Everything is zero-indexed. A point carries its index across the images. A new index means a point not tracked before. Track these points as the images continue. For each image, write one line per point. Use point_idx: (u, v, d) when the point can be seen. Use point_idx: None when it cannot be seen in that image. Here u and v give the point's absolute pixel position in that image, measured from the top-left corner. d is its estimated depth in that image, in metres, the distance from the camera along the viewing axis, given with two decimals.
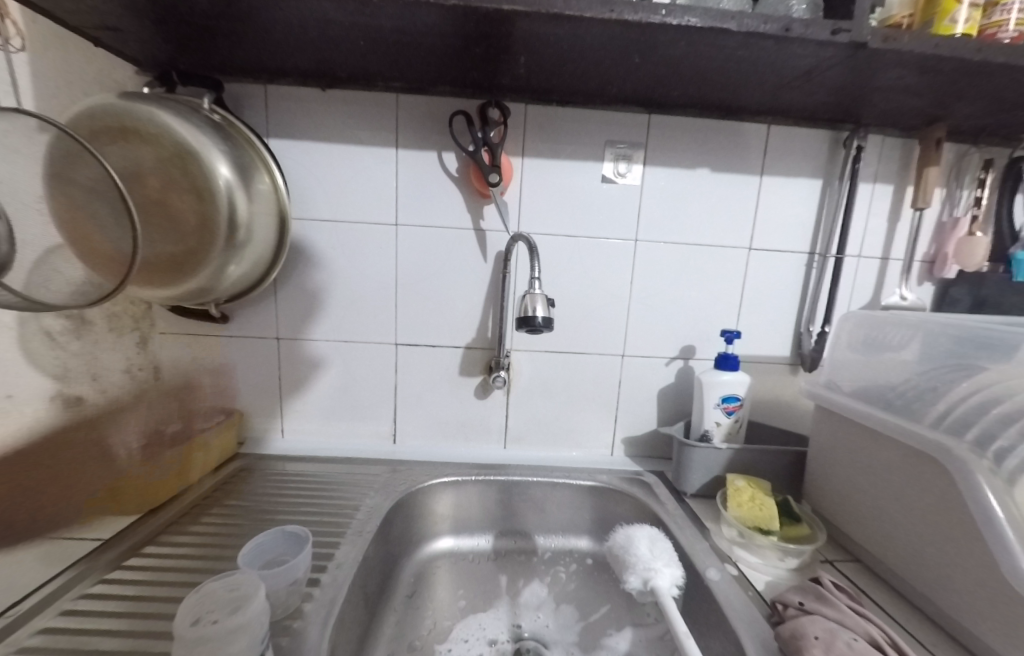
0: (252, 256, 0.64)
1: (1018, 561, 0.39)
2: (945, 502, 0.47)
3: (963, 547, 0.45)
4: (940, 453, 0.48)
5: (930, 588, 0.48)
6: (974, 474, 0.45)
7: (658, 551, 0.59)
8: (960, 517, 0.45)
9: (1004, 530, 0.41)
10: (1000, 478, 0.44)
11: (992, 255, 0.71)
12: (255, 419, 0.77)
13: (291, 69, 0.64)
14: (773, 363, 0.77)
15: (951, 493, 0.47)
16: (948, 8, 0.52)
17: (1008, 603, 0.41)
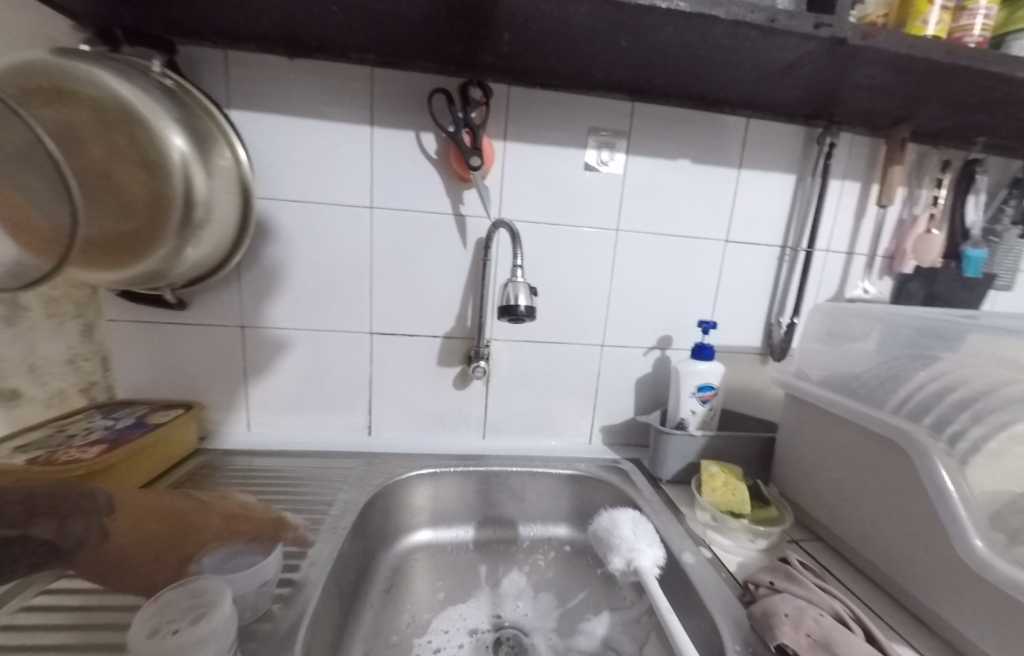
0: (212, 237, 0.60)
1: (969, 538, 0.42)
2: (905, 484, 0.50)
3: (920, 525, 0.48)
4: (900, 436, 0.50)
5: (889, 564, 0.51)
6: (931, 456, 0.47)
7: (643, 533, 0.60)
8: (917, 496, 0.48)
9: (957, 507, 0.44)
10: (953, 460, 0.46)
11: (946, 252, 0.76)
12: (218, 411, 0.72)
13: (254, 34, 0.59)
14: (744, 352, 0.80)
15: (910, 475, 0.49)
16: (921, 8, 0.53)
17: (960, 576, 0.44)
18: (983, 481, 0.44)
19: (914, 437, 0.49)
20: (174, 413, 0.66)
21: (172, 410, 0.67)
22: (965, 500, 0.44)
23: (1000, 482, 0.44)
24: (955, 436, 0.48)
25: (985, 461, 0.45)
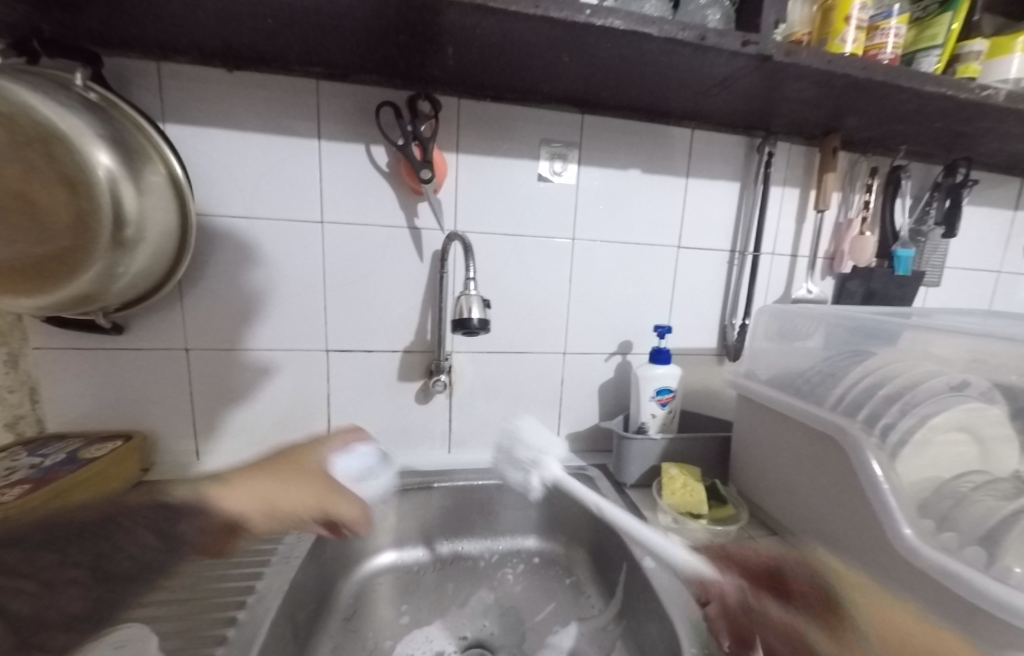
0: (149, 256, 0.57)
1: (899, 525, 0.45)
2: (843, 476, 0.52)
3: (857, 516, 0.50)
4: (838, 432, 0.53)
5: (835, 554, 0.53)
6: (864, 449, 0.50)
7: (525, 456, 0.71)
8: (853, 487, 0.51)
9: (888, 497, 0.46)
10: (885, 452, 0.49)
11: (880, 252, 0.81)
12: (163, 441, 0.68)
13: (189, 45, 0.57)
14: (701, 354, 0.82)
15: (845, 466, 0.52)
16: (838, 29, 0.57)
17: (891, 562, 0.46)
18: (908, 470, 0.47)
19: (850, 432, 0.51)
20: (113, 446, 0.62)
21: (110, 443, 0.63)
22: (895, 491, 0.47)
23: (919, 470, 0.47)
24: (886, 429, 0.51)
25: (912, 451, 0.48)
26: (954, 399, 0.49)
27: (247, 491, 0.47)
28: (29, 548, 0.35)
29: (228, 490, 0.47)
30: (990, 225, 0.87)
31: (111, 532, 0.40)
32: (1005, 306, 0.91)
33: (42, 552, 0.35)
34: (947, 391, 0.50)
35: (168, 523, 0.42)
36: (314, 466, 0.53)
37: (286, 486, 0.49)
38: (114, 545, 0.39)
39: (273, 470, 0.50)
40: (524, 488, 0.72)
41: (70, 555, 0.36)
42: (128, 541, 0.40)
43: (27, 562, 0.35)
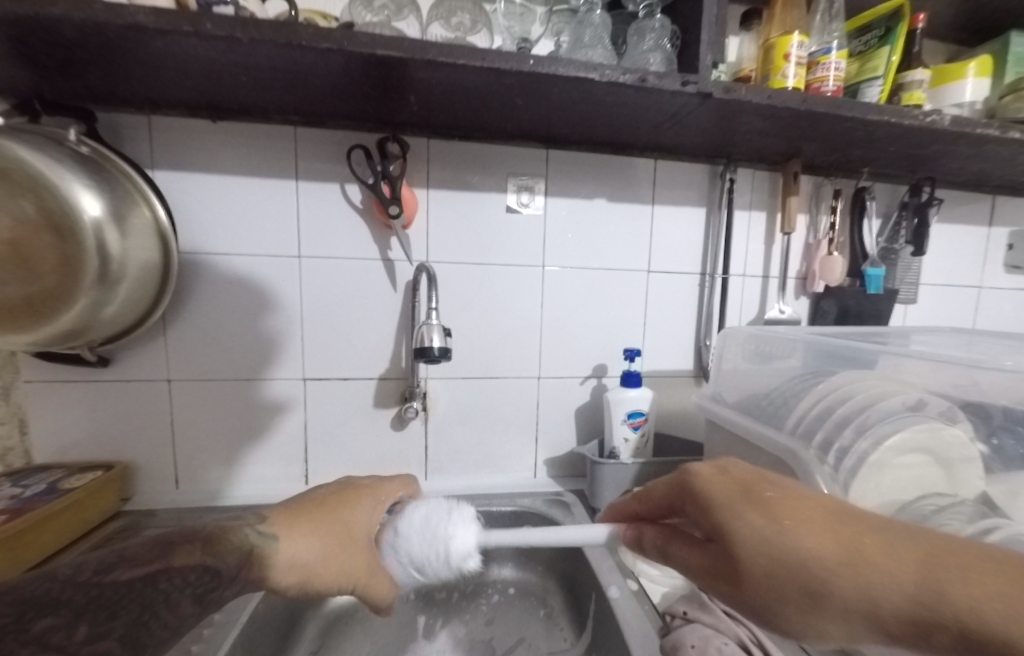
0: (129, 294, 0.61)
1: None
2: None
3: None
4: (789, 455, 0.54)
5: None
6: (816, 473, 0.51)
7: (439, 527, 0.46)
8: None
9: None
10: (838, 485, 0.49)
11: (850, 271, 0.82)
12: (144, 470, 0.70)
13: (175, 100, 0.62)
14: (677, 376, 0.82)
15: None
16: (779, 66, 0.60)
17: None
18: (863, 498, 0.48)
19: (801, 456, 0.53)
20: (93, 476, 0.64)
21: (90, 473, 0.65)
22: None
23: (874, 497, 0.48)
24: (840, 454, 0.52)
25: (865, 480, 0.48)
26: (909, 419, 0.49)
27: (299, 553, 0.42)
28: (65, 617, 0.30)
29: (283, 549, 0.41)
30: (963, 243, 0.87)
31: (155, 599, 0.34)
32: (988, 323, 0.90)
33: (77, 622, 0.30)
34: (902, 411, 0.51)
35: (213, 585, 0.37)
36: (365, 533, 0.46)
37: (338, 553, 0.44)
38: (152, 613, 0.33)
39: (326, 531, 0.44)
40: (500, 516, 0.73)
41: (109, 625, 0.31)
42: (171, 607, 0.34)
43: (62, 635, 0.29)
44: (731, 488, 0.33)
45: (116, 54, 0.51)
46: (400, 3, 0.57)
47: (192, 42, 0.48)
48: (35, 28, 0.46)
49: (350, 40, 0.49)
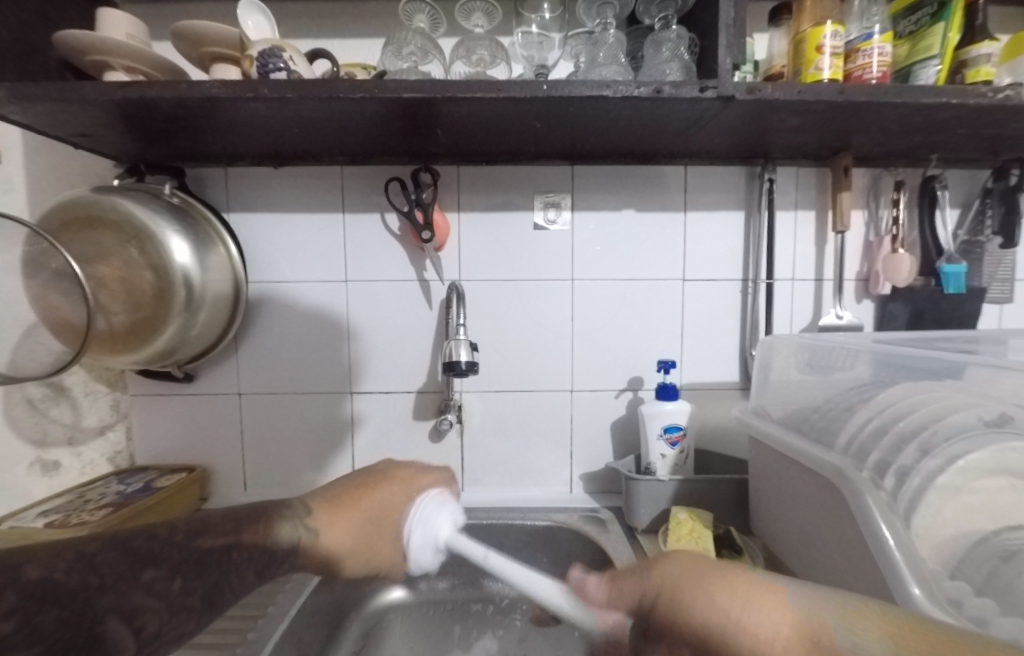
0: (207, 318, 0.71)
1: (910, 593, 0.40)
2: (848, 528, 0.48)
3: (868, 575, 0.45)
4: (838, 476, 0.50)
5: None
6: (868, 496, 0.46)
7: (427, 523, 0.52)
8: (859, 545, 0.46)
9: (893, 551, 0.42)
10: (898, 515, 0.44)
11: (922, 270, 0.73)
12: (220, 474, 0.80)
13: (244, 153, 0.72)
14: (721, 389, 0.78)
15: (849, 518, 0.48)
16: (811, 59, 0.57)
17: None
18: (929, 531, 0.42)
19: (850, 476, 0.48)
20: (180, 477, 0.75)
21: (176, 475, 0.76)
22: (902, 546, 0.43)
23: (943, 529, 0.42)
24: (899, 475, 0.46)
25: (927, 508, 0.43)
26: (983, 437, 0.43)
27: (338, 539, 0.48)
28: (165, 571, 0.37)
29: (322, 538, 0.47)
30: None
31: (229, 569, 0.40)
32: None
33: (174, 577, 0.37)
34: (979, 427, 0.44)
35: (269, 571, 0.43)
36: (392, 521, 0.52)
37: (367, 536, 0.50)
38: (228, 577, 0.40)
39: (357, 518, 0.50)
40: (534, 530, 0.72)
41: (196, 580, 0.38)
42: (238, 573, 0.40)
43: (163, 585, 0.36)
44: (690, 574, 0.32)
45: (198, 121, 0.61)
46: (426, 48, 0.62)
47: (255, 105, 0.57)
48: (140, 107, 0.57)
49: (381, 88, 0.55)
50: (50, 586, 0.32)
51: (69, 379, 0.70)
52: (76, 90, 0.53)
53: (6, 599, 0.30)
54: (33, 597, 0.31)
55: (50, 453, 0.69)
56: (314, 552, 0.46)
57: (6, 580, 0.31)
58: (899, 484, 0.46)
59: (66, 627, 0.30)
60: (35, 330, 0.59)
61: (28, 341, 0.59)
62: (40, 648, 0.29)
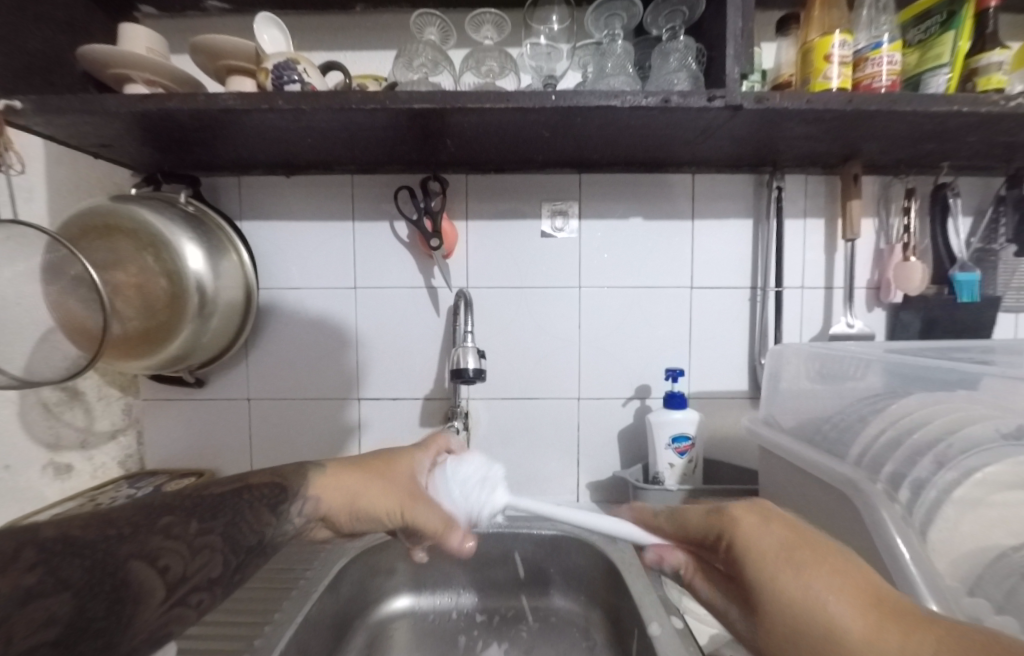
0: (220, 323, 0.72)
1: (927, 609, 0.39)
2: (861, 542, 0.47)
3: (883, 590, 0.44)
4: (850, 487, 0.49)
5: None
6: (882, 509, 0.45)
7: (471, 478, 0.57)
8: (872, 558, 0.45)
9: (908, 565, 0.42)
10: (914, 527, 0.43)
11: (934, 278, 0.72)
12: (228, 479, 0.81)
13: (257, 162, 0.74)
14: (729, 398, 0.77)
15: (863, 531, 0.47)
16: (819, 68, 0.57)
17: None
18: (948, 545, 0.41)
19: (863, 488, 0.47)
20: (189, 481, 0.75)
21: (185, 479, 0.76)
22: (917, 560, 0.42)
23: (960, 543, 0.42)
24: (914, 487, 0.45)
25: (944, 522, 0.42)
26: (1001, 451, 0.42)
27: (345, 482, 0.50)
28: (180, 516, 0.37)
29: (331, 480, 0.49)
30: None
31: (241, 507, 0.41)
32: None
33: (190, 519, 0.37)
34: (997, 440, 0.42)
35: (280, 536, 0.42)
36: (401, 473, 0.54)
37: (376, 485, 0.51)
38: (239, 522, 0.40)
39: (363, 469, 0.52)
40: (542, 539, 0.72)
41: (210, 525, 0.37)
42: (252, 518, 0.41)
43: (180, 527, 0.36)
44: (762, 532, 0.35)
45: (213, 132, 0.63)
46: (436, 60, 0.63)
47: (270, 116, 0.59)
48: (158, 119, 0.58)
49: (392, 99, 0.56)
50: (67, 542, 0.30)
51: (83, 383, 0.71)
52: (97, 102, 0.55)
53: (24, 554, 0.28)
54: (51, 550, 0.29)
55: (63, 456, 0.70)
56: (327, 499, 0.48)
57: (22, 535, 0.29)
58: (914, 497, 0.45)
59: (92, 571, 0.29)
60: (52, 334, 0.61)
61: (45, 346, 0.61)
62: (69, 594, 0.27)
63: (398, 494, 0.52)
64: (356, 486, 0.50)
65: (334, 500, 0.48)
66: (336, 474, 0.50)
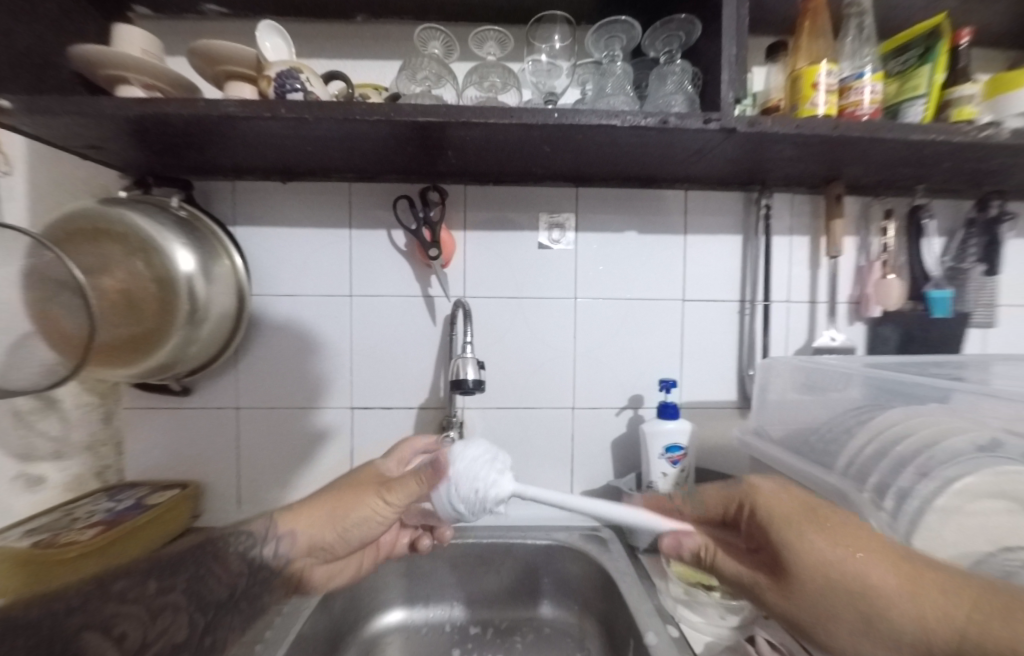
0: (211, 331, 0.70)
1: None
2: None
3: None
4: None
5: None
6: None
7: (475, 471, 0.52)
8: None
9: None
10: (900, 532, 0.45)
11: (910, 294, 0.75)
12: (214, 490, 0.79)
13: (253, 167, 0.73)
14: (719, 408, 0.79)
15: None
16: (807, 95, 0.60)
17: None
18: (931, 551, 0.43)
19: None
20: (172, 495, 0.73)
21: (168, 492, 0.74)
22: None
23: (942, 549, 0.44)
24: (899, 496, 0.47)
25: (927, 529, 0.44)
26: (977, 462, 0.45)
27: (314, 516, 0.55)
28: (135, 579, 0.35)
29: (298, 519, 0.54)
30: None
31: (202, 562, 0.41)
32: None
33: (147, 579, 0.36)
34: (974, 452, 0.46)
35: (253, 584, 0.45)
36: (368, 480, 0.58)
37: (347, 499, 0.56)
38: (204, 574, 0.40)
39: (331, 495, 0.57)
40: (537, 549, 0.72)
41: (172, 584, 0.37)
42: (219, 572, 0.42)
43: (135, 590, 0.34)
44: (794, 505, 0.41)
45: (211, 136, 0.62)
46: (440, 74, 0.64)
47: (271, 124, 0.59)
48: (154, 123, 0.57)
49: (396, 111, 0.56)
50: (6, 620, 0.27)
51: (60, 391, 0.68)
52: (89, 104, 0.54)
53: None
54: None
55: (35, 467, 0.67)
56: (298, 541, 0.53)
57: None
58: (899, 506, 0.47)
59: (40, 647, 0.26)
60: (28, 339, 0.58)
61: (19, 352, 0.58)
62: None
63: (368, 493, 0.56)
64: (329, 511, 0.55)
65: (310, 535, 0.54)
66: (307, 512, 0.55)
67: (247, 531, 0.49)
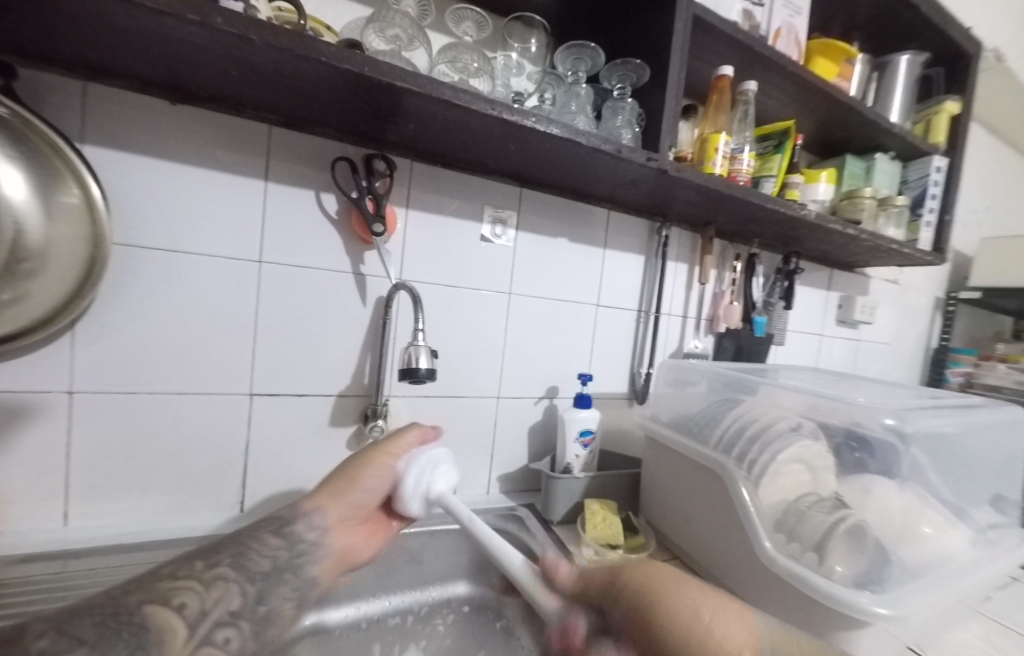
0: (43, 286, 0.53)
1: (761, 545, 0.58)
2: (720, 505, 0.66)
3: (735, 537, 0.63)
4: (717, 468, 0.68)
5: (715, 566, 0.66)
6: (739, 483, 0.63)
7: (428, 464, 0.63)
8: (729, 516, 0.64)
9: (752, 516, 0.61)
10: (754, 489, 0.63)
11: (744, 317, 1.02)
12: (19, 502, 0.57)
13: (130, 72, 0.54)
14: (615, 398, 0.94)
15: (723, 497, 0.66)
16: (710, 155, 0.76)
17: (759, 574, 0.60)
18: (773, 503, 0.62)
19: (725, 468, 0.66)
20: None
21: None
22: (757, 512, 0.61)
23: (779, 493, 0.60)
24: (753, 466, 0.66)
25: None
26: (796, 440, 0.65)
27: (334, 488, 0.58)
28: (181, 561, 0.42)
29: (325, 493, 0.57)
30: (814, 300, 1.15)
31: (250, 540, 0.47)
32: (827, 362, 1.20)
33: (194, 560, 0.43)
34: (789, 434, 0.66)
35: (296, 556, 0.50)
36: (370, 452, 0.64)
37: (359, 467, 0.61)
38: (248, 551, 0.46)
39: (346, 470, 0.61)
40: (457, 533, 0.74)
41: (217, 561, 0.43)
42: (260, 548, 0.47)
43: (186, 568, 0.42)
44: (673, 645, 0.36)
45: (83, 17, 0.45)
46: (412, 36, 0.59)
47: (193, 32, 0.46)
48: None
49: (370, 66, 0.50)
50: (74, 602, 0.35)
51: None
52: None
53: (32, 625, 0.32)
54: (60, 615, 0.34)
55: None
56: (329, 518, 0.56)
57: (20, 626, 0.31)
58: None
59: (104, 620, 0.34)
60: None
61: None
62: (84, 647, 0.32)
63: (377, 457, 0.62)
64: (349, 482, 0.59)
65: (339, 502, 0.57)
66: (327, 488, 0.58)
67: (277, 516, 0.53)
